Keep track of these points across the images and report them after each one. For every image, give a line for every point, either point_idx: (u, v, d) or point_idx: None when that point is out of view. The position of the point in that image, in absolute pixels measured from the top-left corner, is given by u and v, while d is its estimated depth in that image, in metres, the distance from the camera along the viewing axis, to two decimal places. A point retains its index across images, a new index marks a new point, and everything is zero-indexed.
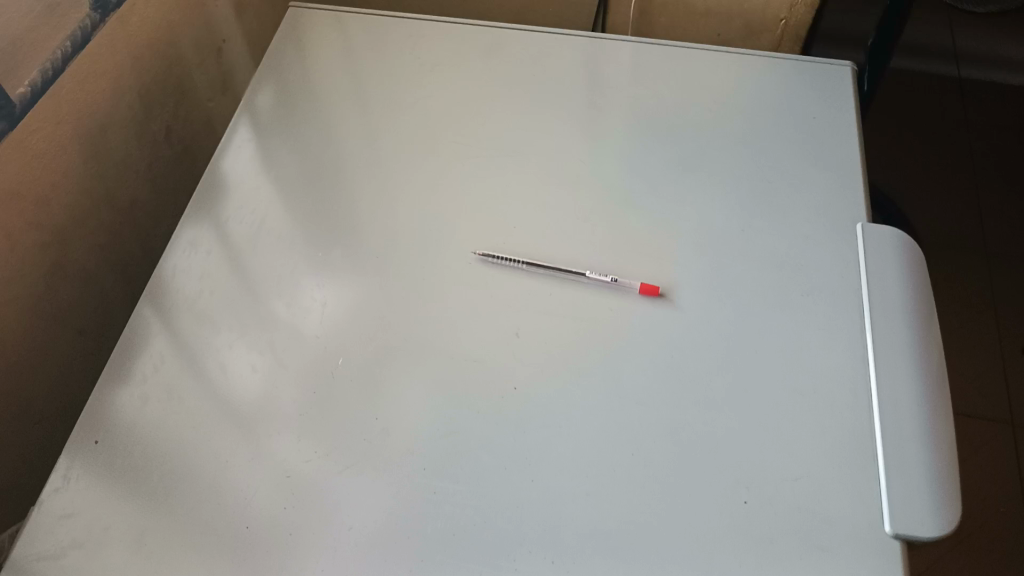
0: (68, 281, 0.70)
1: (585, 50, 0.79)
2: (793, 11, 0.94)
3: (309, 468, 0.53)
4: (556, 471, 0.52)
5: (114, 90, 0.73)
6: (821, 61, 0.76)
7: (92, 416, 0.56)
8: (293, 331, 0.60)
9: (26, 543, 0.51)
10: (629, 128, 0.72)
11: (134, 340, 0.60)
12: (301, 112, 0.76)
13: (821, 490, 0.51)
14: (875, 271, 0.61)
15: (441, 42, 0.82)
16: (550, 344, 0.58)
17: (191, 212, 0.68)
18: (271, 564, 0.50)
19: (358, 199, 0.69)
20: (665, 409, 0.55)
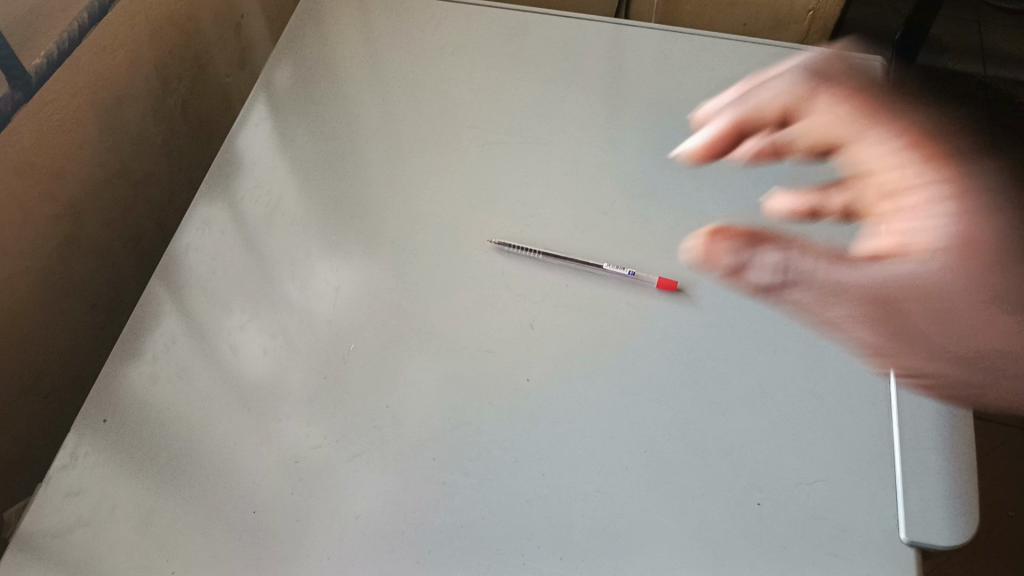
0: (80, 253, 0.69)
1: (608, 38, 0.78)
2: (822, 3, 0.93)
3: (319, 453, 0.53)
4: (568, 466, 0.52)
5: (131, 62, 0.72)
6: (848, 57, 0.75)
7: (103, 393, 0.56)
8: (304, 315, 0.60)
9: (33, 519, 0.51)
10: (651, 119, 0.71)
11: (145, 317, 0.59)
12: (319, 92, 0.75)
13: (835, 494, 0.50)
14: None
15: (462, 25, 0.80)
16: (564, 336, 0.58)
17: (205, 190, 0.67)
18: (278, 549, 0.49)
19: (375, 182, 0.68)
20: (680, 407, 0.54)
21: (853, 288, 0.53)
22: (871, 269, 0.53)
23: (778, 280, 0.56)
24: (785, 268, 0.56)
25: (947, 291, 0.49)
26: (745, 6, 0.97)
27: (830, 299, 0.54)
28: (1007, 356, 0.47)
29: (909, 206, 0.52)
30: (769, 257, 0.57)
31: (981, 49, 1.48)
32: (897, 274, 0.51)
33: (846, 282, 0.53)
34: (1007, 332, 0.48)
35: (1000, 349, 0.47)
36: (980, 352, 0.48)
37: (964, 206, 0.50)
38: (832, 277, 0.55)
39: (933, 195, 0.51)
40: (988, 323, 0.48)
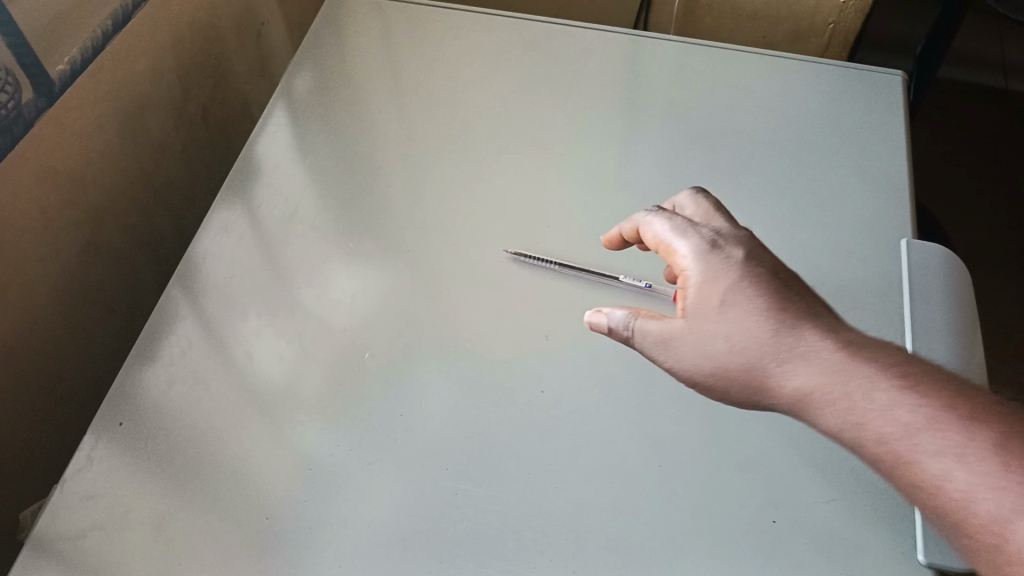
0: (99, 258, 0.70)
1: (627, 48, 0.78)
2: (842, 16, 0.92)
3: (333, 461, 0.53)
4: (582, 479, 0.51)
5: (152, 69, 0.73)
6: (868, 71, 0.74)
7: (119, 397, 0.56)
8: (319, 322, 0.60)
9: (48, 522, 0.51)
10: (669, 131, 0.71)
11: (162, 322, 0.60)
12: (338, 100, 0.75)
13: (852, 513, 0.50)
14: (919, 288, 0.59)
15: (481, 34, 0.81)
16: (579, 348, 0.57)
17: (224, 196, 0.67)
18: (290, 557, 0.49)
19: (392, 191, 0.68)
20: (696, 422, 0.54)
21: (743, 351, 0.48)
22: (744, 333, 0.48)
23: (699, 345, 0.50)
24: (633, 324, 0.52)
25: (812, 365, 0.46)
26: (766, 18, 0.97)
27: (738, 360, 0.48)
28: (926, 458, 0.42)
29: (704, 276, 0.51)
30: (624, 311, 0.53)
31: (1003, 62, 1.47)
32: (767, 342, 0.48)
33: (718, 346, 0.49)
34: (912, 428, 0.42)
35: (931, 452, 0.42)
36: (902, 450, 0.42)
37: (749, 272, 0.50)
38: (734, 336, 0.49)
39: (712, 258, 0.51)
40: (891, 419, 0.43)
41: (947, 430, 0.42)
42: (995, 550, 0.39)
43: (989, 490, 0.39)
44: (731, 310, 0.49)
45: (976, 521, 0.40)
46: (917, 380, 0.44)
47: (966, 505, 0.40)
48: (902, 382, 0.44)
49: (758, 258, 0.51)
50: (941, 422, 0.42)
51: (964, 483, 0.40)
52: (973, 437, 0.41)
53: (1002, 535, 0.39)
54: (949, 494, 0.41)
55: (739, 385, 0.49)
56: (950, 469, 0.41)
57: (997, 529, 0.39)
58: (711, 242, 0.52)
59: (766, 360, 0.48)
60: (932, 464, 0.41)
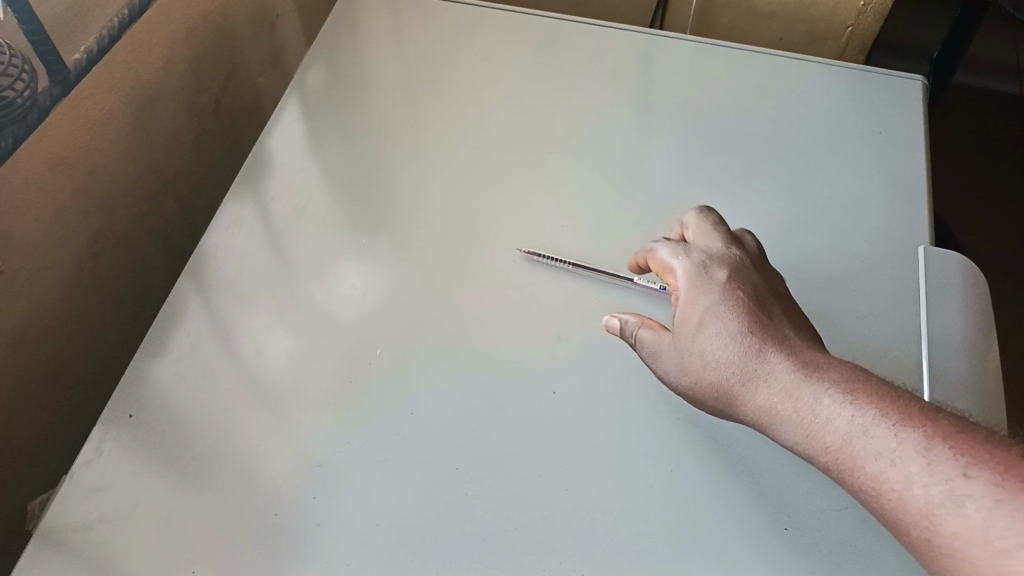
0: (109, 248, 0.70)
1: (643, 48, 0.77)
2: (860, 18, 0.93)
3: (341, 459, 0.52)
4: (592, 482, 0.51)
5: (165, 60, 0.72)
6: (887, 76, 0.74)
7: (127, 390, 0.56)
8: (329, 319, 0.59)
9: (54, 514, 0.51)
10: (685, 132, 0.71)
11: (172, 315, 0.59)
12: (351, 95, 0.75)
13: (864, 522, 0.49)
14: (935, 294, 0.59)
15: (496, 31, 0.80)
16: (591, 350, 0.57)
17: (235, 190, 0.67)
18: (297, 555, 0.49)
19: (404, 188, 0.68)
20: (707, 426, 0.53)
21: (713, 362, 0.49)
22: (713, 344, 0.50)
23: (679, 354, 0.52)
24: (632, 332, 0.55)
25: (772, 376, 0.47)
26: (783, 20, 0.96)
27: (708, 370, 0.50)
28: (865, 457, 0.41)
29: (689, 292, 0.53)
30: (629, 317, 0.56)
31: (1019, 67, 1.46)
32: (735, 353, 0.49)
33: (694, 357, 0.51)
34: (854, 431, 0.42)
35: (869, 454, 0.41)
36: (844, 452, 0.42)
37: (727, 290, 0.52)
38: (706, 348, 0.50)
39: (698, 278, 0.53)
40: (837, 423, 0.43)
41: (886, 431, 0.41)
42: (928, 542, 0.38)
43: (921, 483, 0.38)
44: (707, 324, 0.51)
45: (911, 516, 0.38)
46: (866, 388, 0.44)
47: (902, 501, 0.39)
48: (851, 389, 0.44)
49: (741, 280, 0.52)
50: (882, 425, 0.41)
51: (899, 478, 0.39)
52: (911, 436, 0.40)
53: (932, 527, 0.37)
54: (886, 492, 0.40)
55: (712, 395, 0.50)
56: (887, 466, 0.40)
57: (928, 523, 0.37)
58: (702, 263, 0.54)
59: (733, 371, 0.49)
60: (871, 463, 0.41)
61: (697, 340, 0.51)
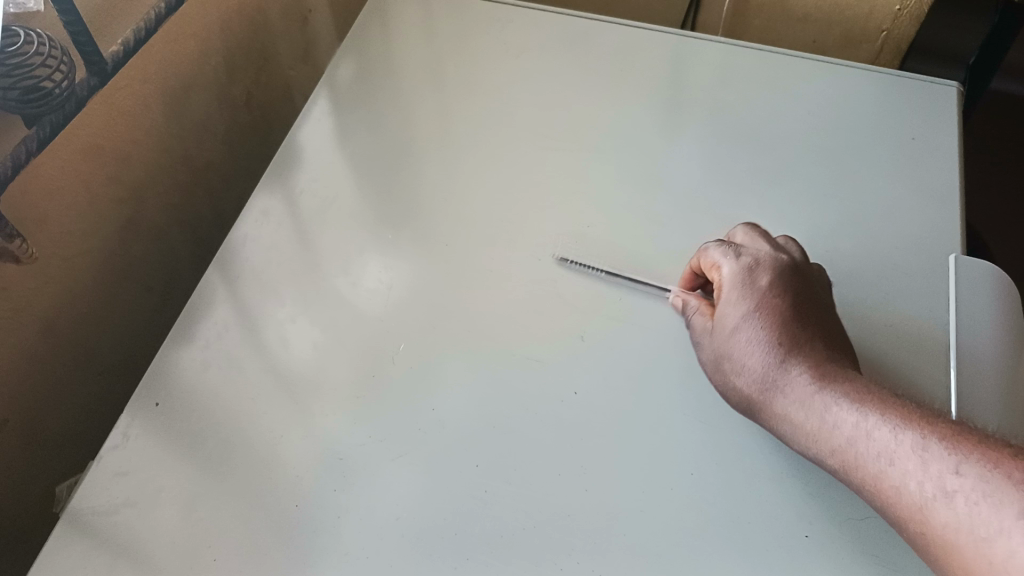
0: (139, 236, 0.71)
1: (674, 48, 0.77)
2: (896, 23, 0.91)
3: (362, 451, 0.53)
4: (610, 483, 0.51)
5: (199, 52, 0.73)
6: (923, 81, 0.73)
7: (154, 377, 0.57)
8: (355, 311, 0.60)
9: (81, 497, 0.51)
10: (715, 133, 0.70)
11: (199, 304, 0.60)
12: (381, 89, 0.75)
13: (886, 532, 0.49)
14: (966, 303, 0.58)
15: (527, 28, 0.80)
16: (614, 350, 0.57)
17: (264, 182, 0.68)
18: (316, 544, 0.50)
19: (431, 183, 0.68)
20: (729, 429, 0.53)
21: (737, 361, 0.51)
22: (742, 347, 0.51)
23: (706, 351, 0.54)
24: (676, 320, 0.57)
25: (789, 379, 0.49)
26: (817, 23, 0.96)
27: (736, 371, 0.51)
28: (872, 458, 0.43)
29: (725, 292, 0.54)
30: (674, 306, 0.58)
31: None
32: (758, 353, 0.50)
33: (718, 354, 0.52)
34: (862, 434, 0.44)
35: (872, 454, 0.43)
36: (851, 453, 0.44)
37: (760, 293, 0.53)
38: (735, 349, 0.52)
39: (740, 279, 0.54)
40: (847, 425, 0.45)
41: (890, 433, 0.43)
42: (924, 534, 0.40)
43: (917, 479, 0.40)
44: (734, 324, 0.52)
45: (908, 510, 0.41)
46: (877, 396, 0.46)
47: (900, 496, 0.41)
48: (861, 396, 0.46)
49: (780, 285, 0.53)
50: (885, 427, 0.43)
51: (898, 476, 0.41)
52: (910, 436, 0.42)
53: (925, 519, 0.40)
54: (886, 489, 0.42)
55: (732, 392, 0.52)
56: (889, 466, 0.42)
57: (922, 517, 0.40)
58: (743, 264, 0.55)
59: (756, 371, 0.50)
60: (875, 463, 0.43)
61: (724, 337, 0.52)
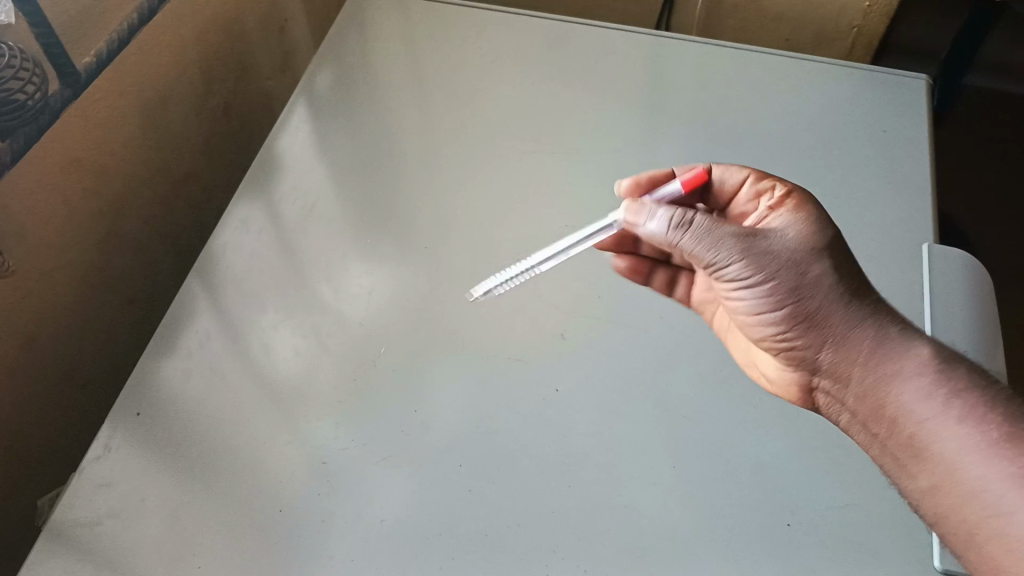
0: (120, 248, 0.71)
1: (648, 48, 0.78)
2: (867, 20, 0.93)
3: (346, 456, 0.53)
4: (594, 479, 0.51)
5: (176, 63, 0.73)
6: (893, 75, 0.74)
7: (136, 387, 0.56)
8: (337, 316, 0.60)
9: (64, 509, 0.51)
10: (691, 131, 0.71)
11: (180, 314, 0.60)
12: (359, 96, 0.76)
13: (867, 519, 0.50)
14: (940, 291, 0.59)
15: (503, 32, 0.81)
16: (596, 347, 0.57)
17: (244, 191, 0.68)
18: (302, 550, 0.50)
19: (410, 187, 0.68)
20: (711, 423, 0.53)
21: (790, 300, 0.50)
22: (801, 327, 0.50)
23: (738, 279, 0.50)
24: (673, 234, 0.50)
25: (859, 331, 0.48)
26: (790, 21, 0.97)
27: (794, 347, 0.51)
28: (937, 431, 0.45)
29: (774, 249, 0.50)
30: (664, 210, 0.51)
31: None
32: (819, 297, 0.49)
33: (763, 288, 0.50)
34: (936, 404, 0.45)
35: (931, 448, 0.45)
36: (915, 446, 0.45)
37: (813, 266, 0.49)
38: (792, 329, 0.51)
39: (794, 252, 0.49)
40: (912, 401, 0.46)
41: (965, 412, 0.44)
42: (962, 537, 0.43)
43: (976, 479, 0.43)
44: (789, 262, 0.49)
45: (960, 513, 0.43)
46: (952, 366, 0.46)
47: (952, 481, 0.43)
48: (931, 374, 0.46)
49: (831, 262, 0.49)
50: (957, 429, 0.44)
51: (946, 470, 0.44)
52: (971, 440, 0.44)
53: (968, 508, 0.43)
54: (939, 466, 0.44)
55: (773, 331, 0.52)
56: (956, 444, 0.44)
57: (966, 505, 0.43)
58: (790, 198, 0.52)
59: (815, 314, 0.49)
60: (943, 437, 0.44)
61: (772, 271, 0.49)
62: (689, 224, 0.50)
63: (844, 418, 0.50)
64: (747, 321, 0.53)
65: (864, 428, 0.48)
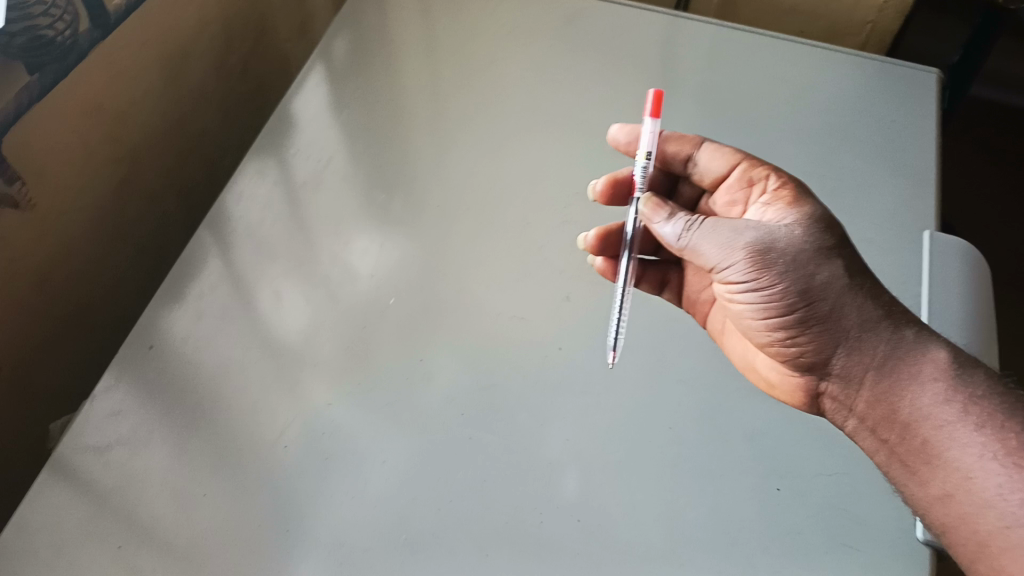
0: (134, 196, 0.72)
1: (665, 29, 0.79)
2: (881, 16, 0.95)
3: (349, 402, 0.54)
4: (591, 437, 0.53)
5: (199, 16, 0.75)
6: (904, 67, 0.76)
7: (148, 326, 0.58)
8: (346, 270, 0.61)
9: (74, 436, 0.53)
10: (702, 109, 0.72)
11: (192, 260, 0.61)
12: (377, 59, 0.77)
13: (853, 487, 0.51)
14: (938, 274, 0.61)
15: (522, 5, 0.82)
16: (597, 312, 0.59)
17: (259, 147, 0.69)
18: (302, 490, 0.51)
19: (421, 151, 0.69)
20: (707, 389, 0.55)
21: (801, 303, 0.50)
22: (818, 331, 0.51)
23: (746, 281, 0.51)
24: (687, 235, 0.52)
25: (872, 335, 0.49)
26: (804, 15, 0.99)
27: (810, 349, 0.52)
28: (951, 439, 0.46)
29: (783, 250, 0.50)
30: (680, 214, 0.53)
31: None
32: (829, 299, 0.49)
33: (770, 293, 0.50)
34: (951, 411, 0.46)
35: (951, 457, 0.45)
36: (932, 452, 0.46)
37: (829, 267, 0.50)
38: (809, 333, 0.51)
39: (806, 252, 0.50)
40: (930, 406, 0.47)
41: (980, 421, 0.45)
42: (976, 541, 0.43)
43: (995, 488, 0.43)
44: (797, 261, 0.50)
45: (978, 519, 0.43)
46: (969, 372, 0.47)
47: (966, 492, 0.44)
48: (950, 379, 0.47)
49: (852, 264, 0.50)
50: (977, 435, 0.45)
51: (965, 479, 0.44)
52: (992, 450, 0.44)
53: (981, 519, 0.43)
54: (951, 476, 0.45)
55: (782, 334, 0.52)
56: (971, 454, 0.44)
57: (980, 516, 0.43)
58: (786, 190, 0.55)
59: (827, 317, 0.50)
60: (957, 446, 0.45)
61: (780, 274, 0.50)
62: (702, 227, 0.52)
63: (850, 422, 0.51)
64: (755, 325, 0.54)
65: (873, 433, 0.49)
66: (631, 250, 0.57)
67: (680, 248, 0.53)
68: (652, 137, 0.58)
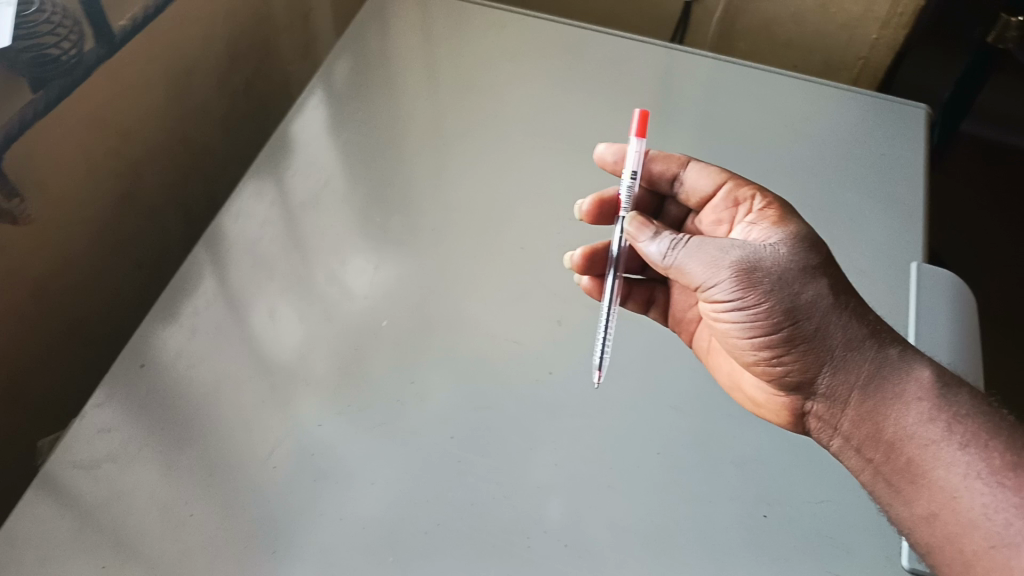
0: (133, 211, 0.72)
1: (661, 59, 0.81)
2: (874, 52, 0.96)
3: (341, 421, 0.54)
4: (581, 460, 0.53)
5: (204, 37, 0.76)
6: (893, 101, 0.77)
7: (141, 342, 0.58)
8: (342, 289, 0.62)
9: (63, 450, 0.53)
10: (696, 138, 0.73)
11: (188, 277, 0.62)
12: (377, 82, 0.78)
13: (840, 515, 0.51)
14: (926, 305, 0.61)
15: (522, 32, 0.83)
16: (589, 335, 0.59)
17: (258, 166, 0.69)
18: (293, 508, 0.51)
19: (418, 174, 0.70)
20: (697, 414, 0.55)
21: (786, 322, 0.50)
22: (804, 349, 0.50)
23: (732, 299, 0.51)
24: (672, 254, 0.53)
25: (857, 355, 0.49)
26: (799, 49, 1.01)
27: (796, 368, 0.51)
28: (936, 458, 0.46)
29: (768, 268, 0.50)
30: (666, 233, 0.54)
31: None
32: (814, 317, 0.49)
33: (756, 312, 0.50)
34: (936, 430, 0.46)
35: (937, 476, 0.46)
36: (918, 471, 0.46)
37: (814, 286, 0.50)
38: (794, 351, 0.51)
39: (791, 271, 0.50)
40: (915, 427, 0.47)
41: (965, 440, 0.45)
42: (961, 560, 0.44)
43: (980, 506, 0.44)
44: (783, 280, 0.50)
45: (963, 537, 0.44)
46: (953, 391, 0.47)
47: (951, 511, 0.45)
48: (935, 399, 0.47)
49: (837, 283, 0.50)
50: (962, 453, 0.45)
51: (951, 498, 0.45)
52: (977, 468, 0.45)
53: (967, 538, 0.44)
54: (936, 494, 0.45)
55: (767, 353, 0.52)
56: (958, 473, 0.45)
57: (966, 535, 0.44)
58: (770, 211, 0.55)
59: (813, 336, 0.50)
60: (943, 464, 0.45)
61: (765, 292, 0.49)
62: (687, 246, 0.52)
63: (836, 442, 0.50)
64: (740, 343, 0.53)
65: (858, 453, 0.49)
66: (617, 268, 0.57)
67: (665, 266, 0.54)
68: (637, 157, 0.57)
